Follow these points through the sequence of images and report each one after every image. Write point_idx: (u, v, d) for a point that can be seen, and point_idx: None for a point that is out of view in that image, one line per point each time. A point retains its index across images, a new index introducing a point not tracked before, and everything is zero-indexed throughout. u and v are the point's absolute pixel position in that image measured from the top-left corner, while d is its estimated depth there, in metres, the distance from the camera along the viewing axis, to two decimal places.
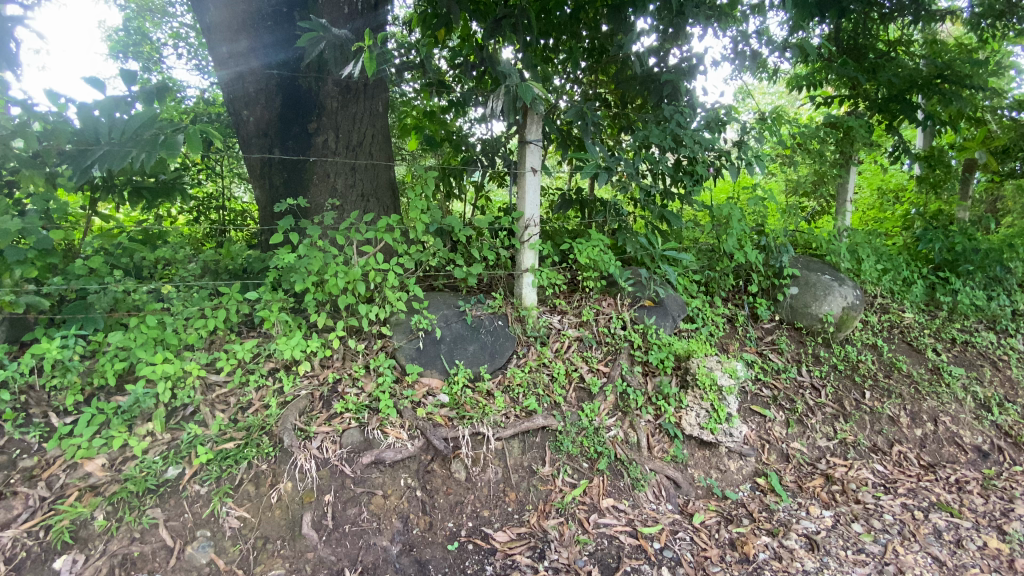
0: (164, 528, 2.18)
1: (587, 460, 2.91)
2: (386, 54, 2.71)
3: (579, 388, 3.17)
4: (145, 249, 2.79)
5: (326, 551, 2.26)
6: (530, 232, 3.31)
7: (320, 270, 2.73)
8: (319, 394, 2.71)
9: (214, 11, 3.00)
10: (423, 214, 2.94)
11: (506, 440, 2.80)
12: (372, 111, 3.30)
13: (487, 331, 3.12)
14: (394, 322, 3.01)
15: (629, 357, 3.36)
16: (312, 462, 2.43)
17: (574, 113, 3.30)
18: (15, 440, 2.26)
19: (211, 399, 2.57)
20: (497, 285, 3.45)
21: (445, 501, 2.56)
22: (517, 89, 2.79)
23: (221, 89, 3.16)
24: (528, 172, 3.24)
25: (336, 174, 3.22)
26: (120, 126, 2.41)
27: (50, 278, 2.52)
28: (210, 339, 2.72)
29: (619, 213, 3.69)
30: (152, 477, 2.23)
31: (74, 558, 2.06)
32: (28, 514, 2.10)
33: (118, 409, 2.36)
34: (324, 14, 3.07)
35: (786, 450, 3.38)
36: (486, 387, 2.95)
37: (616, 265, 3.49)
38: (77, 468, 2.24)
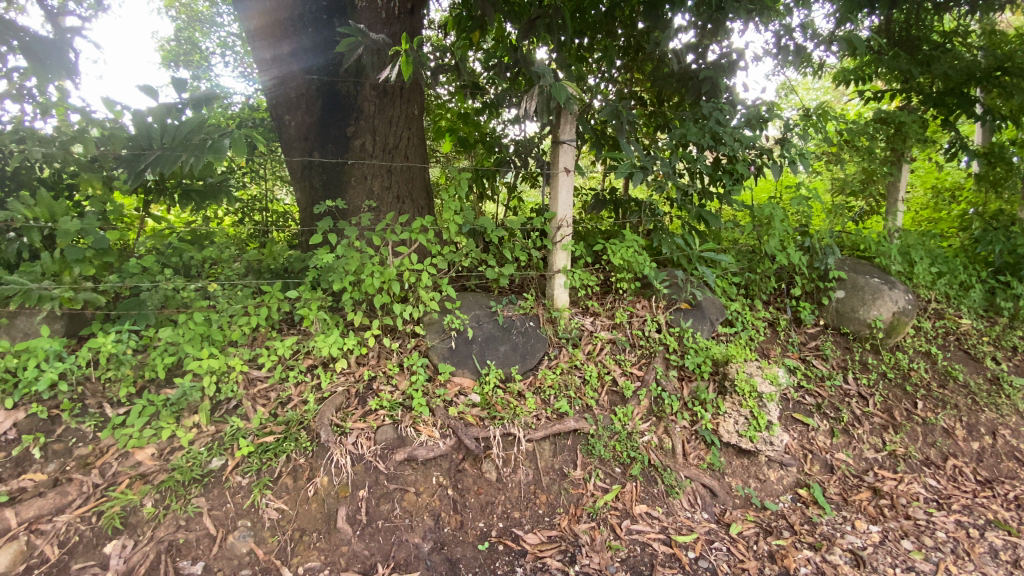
0: (207, 517, 2.25)
1: (620, 465, 2.85)
2: (423, 57, 2.74)
3: (612, 392, 3.13)
4: (193, 249, 2.92)
5: (359, 545, 2.30)
6: (563, 232, 3.28)
7: (357, 270, 2.80)
8: (355, 391, 2.78)
9: (258, 19, 3.11)
10: (457, 215, 2.97)
11: (538, 442, 2.79)
12: (408, 115, 3.36)
13: (519, 332, 3.10)
14: (428, 321, 3.05)
15: (664, 361, 3.29)
16: (347, 457, 2.49)
17: (609, 112, 3.27)
18: (71, 429, 2.39)
19: (253, 394, 2.67)
20: (528, 286, 3.44)
21: (476, 501, 2.55)
22: (551, 89, 2.77)
23: (265, 95, 3.28)
24: (561, 172, 3.22)
25: (373, 176, 3.29)
26: (172, 131, 2.54)
27: (107, 275, 2.68)
28: (253, 335, 2.82)
29: (654, 213, 3.61)
30: (197, 468, 2.33)
31: (123, 543, 2.14)
32: (83, 500, 2.21)
33: (167, 401, 2.48)
34: (363, 19, 3.14)
35: (831, 460, 3.23)
36: (517, 388, 2.96)
37: (651, 267, 3.42)
38: (128, 457, 2.36)
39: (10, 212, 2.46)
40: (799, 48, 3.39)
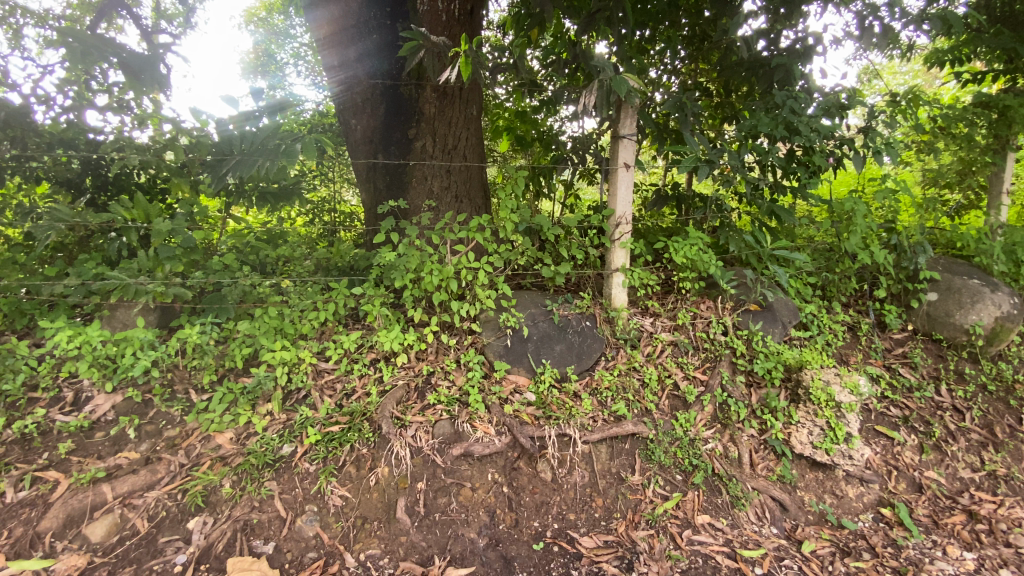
0: (278, 500, 2.37)
1: (682, 473, 2.74)
2: (481, 56, 2.74)
3: (673, 396, 3.01)
4: (268, 247, 3.13)
5: (417, 536, 2.34)
6: (622, 230, 3.18)
7: (417, 268, 2.87)
8: (414, 385, 2.86)
9: (326, 27, 3.25)
10: (514, 213, 2.97)
11: (594, 444, 2.74)
12: (467, 115, 3.40)
13: (575, 331, 3.06)
14: (484, 319, 3.07)
15: (730, 366, 3.13)
16: (406, 450, 2.55)
17: (672, 104, 3.16)
18: (162, 412, 2.61)
19: (320, 384, 2.81)
20: (585, 285, 3.38)
21: (532, 500, 2.54)
22: (611, 82, 2.70)
23: (333, 100, 3.41)
24: (620, 168, 3.12)
25: (433, 176, 3.36)
26: (250, 138, 2.74)
27: (192, 272, 2.89)
28: (321, 329, 2.96)
29: (721, 209, 3.45)
30: (270, 453, 2.47)
31: (204, 520, 2.28)
32: (170, 478, 2.39)
33: (244, 389, 2.65)
34: (425, 23, 3.18)
35: (920, 479, 2.93)
36: (573, 388, 2.92)
37: (717, 266, 3.26)
38: (210, 440, 2.54)
39: (113, 214, 2.75)
40: (885, 30, 3.11)
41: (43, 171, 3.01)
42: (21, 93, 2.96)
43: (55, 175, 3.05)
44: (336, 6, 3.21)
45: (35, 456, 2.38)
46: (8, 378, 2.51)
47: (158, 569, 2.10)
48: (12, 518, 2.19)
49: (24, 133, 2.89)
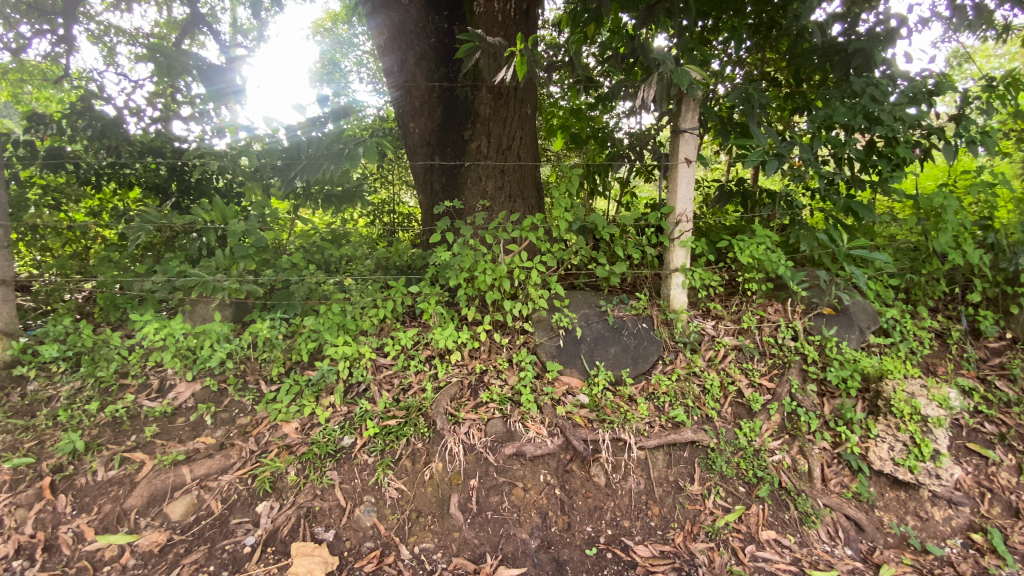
0: (339, 489, 2.45)
1: (745, 485, 2.60)
2: (536, 55, 2.70)
3: (736, 404, 2.88)
4: (332, 247, 3.27)
5: (470, 534, 2.35)
6: (682, 228, 3.05)
7: (471, 267, 2.91)
8: (468, 382, 2.89)
9: (387, 33, 3.34)
10: (568, 212, 2.92)
11: (650, 451, 2.65)
12: (522, 114, 3.38)
13: (630, 333, 3.00)
14: (537, 319, 3.07)
15: (800, 373, 2.95)
16: (460, 446, 2.58)
17: (737, 95, 3.01)
18: (236, 401, 2.79)
19: (379, 378, 2.90)
20: (642, 285, 3.30)
21: (584, 505, 2.49)
22: (672, 75, 2.59)
23: (394, 105, 3.50)
24: (681, 163, 3.00)
25: (487, 176, 3.38)
26: (316, 143, 2.85)
27: (264, 270, 3.05)
28: (381, 326, 3.06)
29: (791, 205, 3.28)
30: (332, 444, 2.58)
31: (271, 505, 2.38)
32: (241, 463, 2.53)
33: (309, 381, 2.80)
34: (481, 24, 3.19)
35: (1020, 504, 2.63)
36: (629, 392, 2.85)
37: (787, 266, 3.06)
38: (277, 429, 2.67)
39: (195, 216, 2.98)
40: (980, 8, 2.81)
41: (136, 177, 3.39)
42: (117, 107, 3.43)
43: (146, 180, 3.41)
44: (395, 11, 3.29)
45: (124, 437, 2.59)
46: (104, 366, 2.79)
47: (229, 549, 2.22)
48: (102, 495, 2.37)
49: (119, 142, 3.27)
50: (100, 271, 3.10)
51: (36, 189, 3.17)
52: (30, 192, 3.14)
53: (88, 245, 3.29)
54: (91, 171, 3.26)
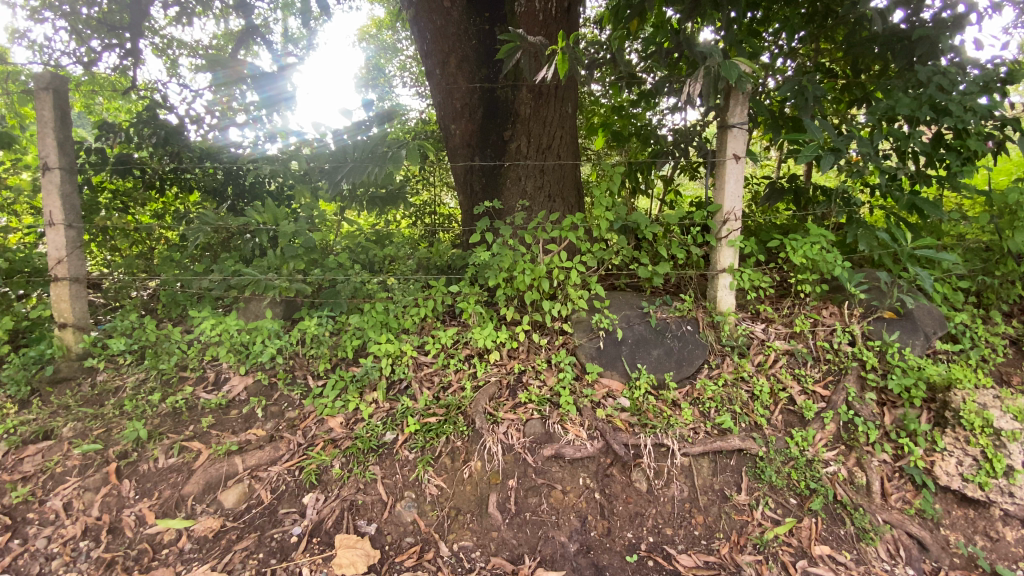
0: (381, 484, 2.49)
1: (797, 497, 2.48)
2: (577, 53, 2.67)
3: (787, 411, 2.75)
4: (376, 248, 3.37)
5: (508, 534, 2.34)
6: (730, 227, 2.95)
7: (510, 267, 2.91)
8: (506, 382, 2.90)
9: (430, 37, 3.38)
10: (609, 211, 2.86)
11: (694, 458, 2.57)
12: (562, 113, 3.35)
13: (674, 336, 2.92)
14: (576, 320, 3.04)
15: (858, 381, 2.79)
16: (499, 446, 2.58)
17: (789, 88, 2.91)
18: (285, 395, 2.89)
19: (420, 376, 2.95)
20: (686, 286, 3.21)
21: (625, 510, 2.43)
22: (720, 68, 2.51)
23: (436, 108, 3.55)
24: (728, 160, 2.89)
25: (527, 176, 3.38)
26: (361, 146, 2.96)
27: (312, 269, 3.16)
28: (422, 324, 3.12)
29: (848, 202, 3.09)
30: (374, 439, 2.63)
31: (317, 497, 2.45)
32: (289, 455, 2.61)
33: (354, 377, 2.88)
34: (521, 24, 3.17)
35: None
36: (672, 396, 2.77)
37: (844, 266, 2.89)
38: (324, 423, 2.76)
39: (249, 218, 3.13)
40: None
41: (195, 182, 3.59)
42: (179, 115, 3.69)
43: (204, 184, 3.61)
44: (438, 15, 3.31)
45: (183, 427, 2.74)
46: (166, 359, 2.96)
47: (278, 538, 2.29)
48: (163, 481, 2.50)
49: (181, 148, 3.53)
50: (164, 270, 3.30)
51: (106, 193, 3.42)
52: (101, 196, 3.37)
53: (153, 245, 3.51)
54: (156, 176, 3.50)
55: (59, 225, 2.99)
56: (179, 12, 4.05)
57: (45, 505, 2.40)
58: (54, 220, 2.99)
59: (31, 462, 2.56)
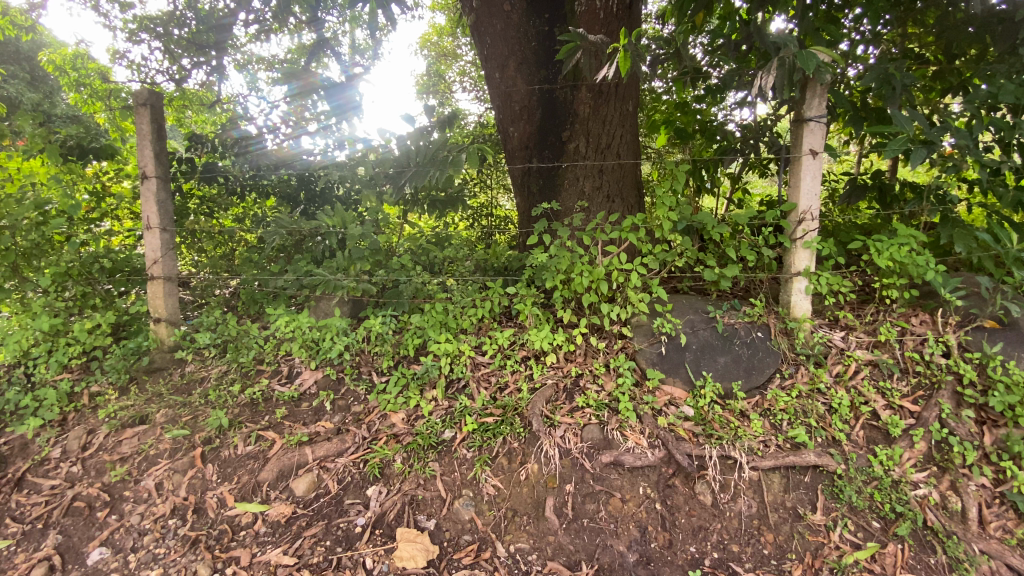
0: (440, 481, 2.54)
1: (880, 520, 2.29)
2: (639, 48, 2.59)
3: (870, 427, 2.56)
4: (437, 249, 3.46)
5: (565, 539, 2.30)
6: (805, 227, 2.77)
7: (568, 269, 2.88)
8: (563, 385, 2.88)
9: (490, 42, 3.43)
10: (672, 211, 2.76)
11: (764, 472, 2.44)
12: (622, 111, 3.28)
13: (742, 343, 2.79)
14: (636, 324, 2.97)
15: (953, 397, 2.54)
16: (556, 449, 2.55)
17: (874, 77, 2.70)
18: (350, 390, 3.02)
19: (478, 376, 3.00)
20: (757, 291, 3.08)
21: (688, 523, 2.33)
22: (796, 58, 2.35)
23: (495, 111, 3.60)
24: (805, 155, 2.72)
25: (585, 177, 3.34)
26: (423, 152, 3.21)
27: (376, 270, 3.29)
28: (479, 325, 3.18)
29: (943, 199, 2.83)
30: (434, 436, 2.69)
31: (380, 489, 2.52)
32: (355, 448, 2.71)
33: (415, 375, 2.97)
34: (582, 24, 3.14)
35: None
36: (740, 407, 2.65)
37: (938, 270, 2.63)
38: (387, 418, 2.85)
39: (320, 222, 3.31)
40: None
41: (272, 188, 3.85)
42: (258, 126, 3.96)
43: (280, 190, 3.88)
44: (498, 20, 3.36)
45: (259, 417, 2.92)
46: (245, 353, 3.18)
47: (343, 527, 2.37)
48: (241, 466, 2.67)
49: (260, 157, 3.84)
50: (245, 270, 3.51)
51: (195, 199, 3.67)
52: (191, 202, 3.65)
53: (234, 246, 3.71)
54: (238, 183, 3.81)
55: (155, 229, 3.28)
56: (258, 30, 4.37)
57: (140, 484, 2.62)
58: (150, 224, 3.29)
59: (128, 444, 2.82)
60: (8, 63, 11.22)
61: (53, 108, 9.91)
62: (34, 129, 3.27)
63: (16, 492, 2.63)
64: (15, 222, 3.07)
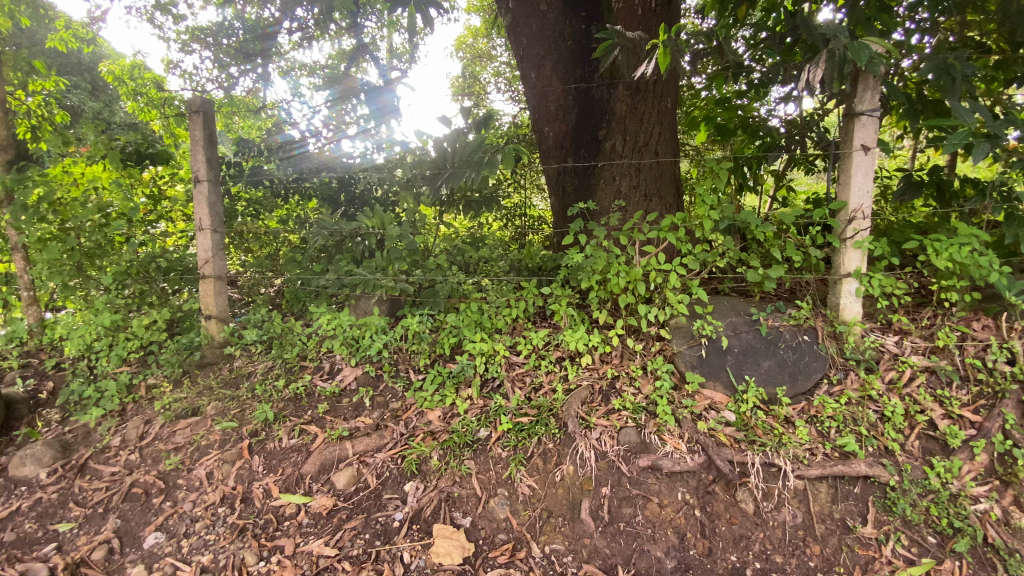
0: (476, 479, 2.56)
1: (936, 535, 2.16)
2: (679, 43, 2.53)
3: (925, 437, 2.42)
4: (472, 250, 3.50)
5: (601, 542, 2.28)
6: (857, 226, 2.65)
7: (604, 269, 2.85)
8: (599, 387, 2.85)
9: (526, 42, 3.44)
10: (713, 210, 2.69)
11: (811, 482, 2.34)
12: (661, 108, 3.21)
13: (788, 347, 2.70)
14: (675, 326, 2.92)
15: (1019, 408, 2.38)
16: (592, 452, 2.53)
17: (930, 68, 2.55)
18: (389, 387, 3.08)
19: (512, 375, 3.01)
20: (804, 293, 2.97)
21: (728, 531, 2.27)
22: (846, 50, 2.24)
23: (530, 112, 3.60)
24: (856, 151, 2.61)
25: (622, 176, 3.28)
26: (461, 154, 3.22)
27: (414, 270, 3.36)
28: (514, 325, 3.19)
29: (1009, 196, 2.64)
30: (469, 434, 2.71)
31: (417, 485, 2.56)
32: (393, 443, 2.77)
33: (451, 373, 3.02)
34: (619, 21, 3.10)
35: None
36: (784, 413, 2.56)
37: (1003, 272, 2.46)
38: (423, 415, 2.89)
39: (359, 223, 3.43)
40: None
41: (313, 190, 3.99)
42: (301, 131, 4.14)
43: (320, 193, 4.00)
44: (535, 20, 3.36)
45: (303, 412, 3.01)
46: (290, 349, 3.31)
47: (382, 521, 2.42)
48: (286, 459, 2.77)
49: (302, 161, 3.99)
50: (289, 270, 3.66)
51: (242, 202, 3.84)
52: (239, 204, 3.81)
53: (278, 247, 3.80)
54: (281, 186, 3.97)
55: (207, 230, 3.41)
56: (301, 37, 4.52)
57: (192, 473, 2.75)
58: (201, 225, 3.42)
59: (181, 435, 2.96)
60: (72, 74, 11.99)
61: (113, 116, 10.58)
62: (96, 137, 3.44)
63: (79, 478, 2.80)
64: (80, 224, 3.36)
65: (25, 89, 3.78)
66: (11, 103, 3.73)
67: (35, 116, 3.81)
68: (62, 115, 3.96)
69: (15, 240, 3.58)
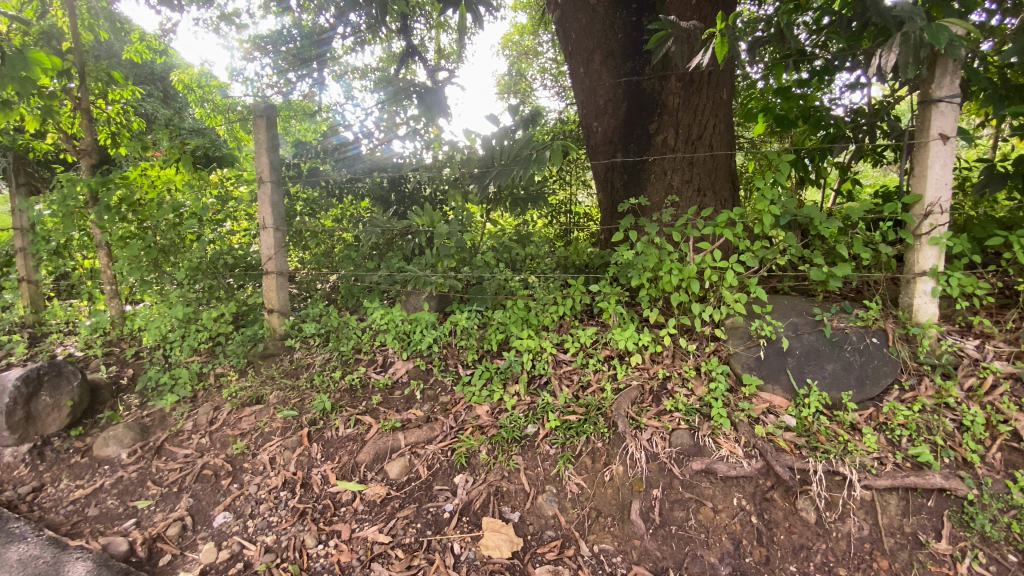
0: (524, 475, 2.57)
1: (1020, 555, 2.01)
2: (738, 31, 2.43)
3: (1010, 450, 2.24)
4: (518, 247, 3.52)
5: (652, 544, 2.24)
6: (934, 220, 2.47)
7: (656, 267, 2.79)
8: (649, 387, 2.80)
9: (576, 37, 3.41)
10: (774, 205, 2.57)
11: (879, 492, 2.21)
12: (716, 100, 3.12)
13: (855, 350, 2.56)
14: (730, 326, 2.83)
15: None
16: (642, 453, 2.49)
17: (1017, 49, 2.34)
18: (438, 381, 3.14)
19: (560, 373, 3.00)
20: (872, 293, 2.80)
21: (788, 540, 2.17)
22: (923, 32, 2.09)
23: (579, 107, 3.57)
24: (933, 140, 2.43)
25: (674, 170, 3.20)
26: (507, 151, 3.30)
27: (462, 267, 3.42)
28: (561, 322, 3.18)
29: None
30: (517, 430, 2.73)
31: (467, 478, 2.61)
32: (443, 436, 2.83)
33: (498, 369, 3.06)
34: (673, 11, 3.02)
35: None
36: (850, 419, 2.43)
37: None
38: (472, 409, 2.93)
39: (410, 221, 3.58)
40: None
41: (366, 190, 4.11)
42: (355, 133, 4.27)
43: (373, 193, 4.12)
44: (584, 14, 3.32)
45: (357, 402, 3.13)
46: (346, 342, 3.44)
47: (433, 511, 2.48)
48: (342, 447, 2.88)
49: (356, 161, 4.11)
50: (343, 266, 3.79)
51: (301, 202, 4.00)
52: (298, 204, 3.97)
53: (334, 244, 3.95)
54: (336, 187, 4.09)
55: (270, 228, 3.61)
56: (354, 41, 4.67)
57: (256, 457, 2.91)
58: (265, 224, 3.61)
59: (246, 421, 3.14)
60: (145, 83, 12.88)
61: (182, 122, 11.33)
62: (170, 141, 3.75)
63: (156, 459, 3.02)
64: (156, 223, 3.65)
65: (106, 98, 4.03)
66: (94, 112, 4.01)
67: (114, 122, 4.07)
68: (138, 121, 4.28)
69: (99, 238, 3.90)
